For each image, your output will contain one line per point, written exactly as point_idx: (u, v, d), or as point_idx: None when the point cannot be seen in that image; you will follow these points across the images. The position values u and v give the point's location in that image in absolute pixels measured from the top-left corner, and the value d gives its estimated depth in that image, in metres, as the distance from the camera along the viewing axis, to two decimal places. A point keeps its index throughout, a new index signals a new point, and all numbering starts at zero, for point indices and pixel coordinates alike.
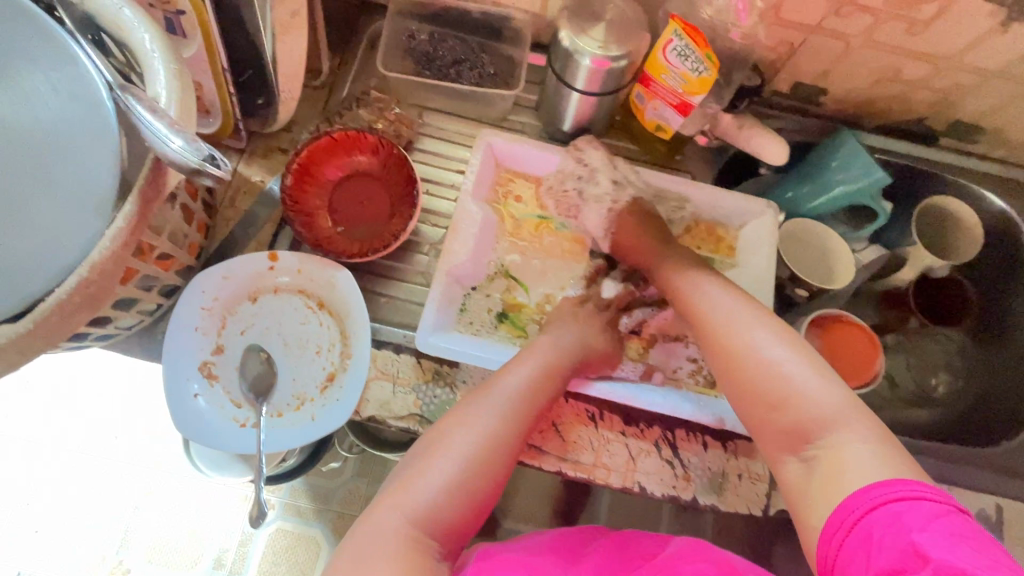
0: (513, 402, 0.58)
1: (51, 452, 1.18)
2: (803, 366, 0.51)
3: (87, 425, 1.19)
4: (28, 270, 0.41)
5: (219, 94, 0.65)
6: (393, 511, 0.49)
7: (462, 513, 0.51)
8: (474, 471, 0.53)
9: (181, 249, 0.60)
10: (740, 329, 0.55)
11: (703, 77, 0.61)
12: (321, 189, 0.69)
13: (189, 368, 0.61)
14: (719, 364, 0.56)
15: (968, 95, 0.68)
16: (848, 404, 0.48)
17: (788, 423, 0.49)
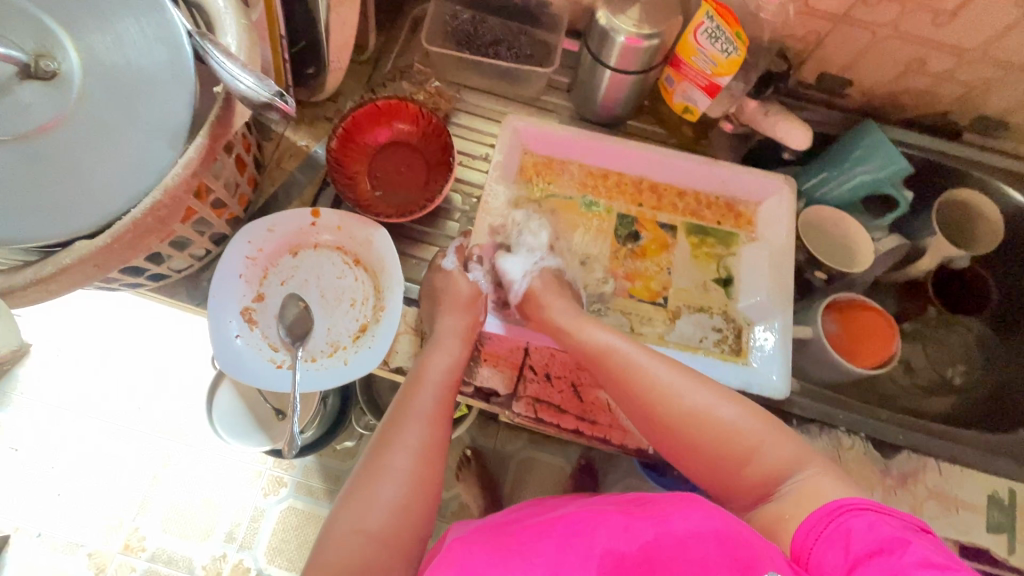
0: (442, 387, 0.62)
1: (77, 420, 1.23)
2: (748, 421, 0.55)
3: (112, 395, 1.24)
4: (106, 190, 0.45)
5: (275, 60, 0.69)
6: (365, 516, 0.53)
7: (425, 500, 0.56)
8: (424, 458, 0.58)
9: (233, 198, 0.63)
10: (681, 399, 0.57)
11: (732, 58, 0.64)
12: (364, 154, 0.73)
13: (232, 311, 0.65)
14: (671, 443, 0.57)
15: (992, 89, 0.70)
16: (788, 442, 0.54)
17: (755, 475, 0.54)
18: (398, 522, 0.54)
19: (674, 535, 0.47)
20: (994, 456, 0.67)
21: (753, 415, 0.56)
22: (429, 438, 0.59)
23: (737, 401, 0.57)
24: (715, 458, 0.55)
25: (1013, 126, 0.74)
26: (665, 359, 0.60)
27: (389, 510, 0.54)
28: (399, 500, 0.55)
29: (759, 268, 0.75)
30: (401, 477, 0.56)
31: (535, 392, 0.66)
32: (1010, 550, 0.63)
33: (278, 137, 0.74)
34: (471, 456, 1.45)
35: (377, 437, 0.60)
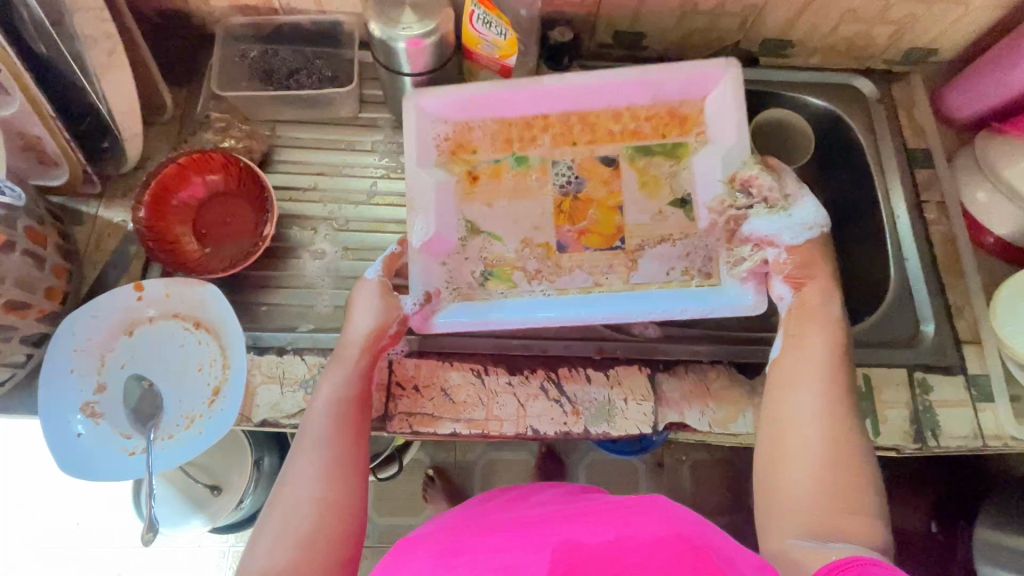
0: (342, 394, 0.60)
1: (15, 552, 1.17)
2: (838, 472, 0.52)
3: (45, 519, 1.18)
4: None
5: (59, 145, 0.66)
6: (267, 554, 0.50)
7: (342, 522, 0.53)
8: (334, 480, 0.54)
9: (37, 295, 0.60)
10: (801, 400, 0.56)
11: (508, 39, 0.66)
12: (182, 215, 0.71)
13: (70, 411, 0.62)
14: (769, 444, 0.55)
15: (762, 13, 0.74)
16: (851, 513, 0.49)
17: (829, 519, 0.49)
18: (306, 556, 0.50)
19: (639, 540, 0.50)
20: None
21: (843, 459, 0.52)
22: (339, 459, 0.56)
23: (851, 449, 0.53)
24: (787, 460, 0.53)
25: (797, 41, 0.79)
26: (831, 375, 0.57)
27: (298, 545, 0.50)
28: (306, 530, 0.51)
29: (713, 169, 0.72)
30: (308, 508, 0.52)
31: (407, 408, 0.66)
32: (877, 433, 0.66)
33: (91, 219, 0.71)
34: (434, 475, 1.42)
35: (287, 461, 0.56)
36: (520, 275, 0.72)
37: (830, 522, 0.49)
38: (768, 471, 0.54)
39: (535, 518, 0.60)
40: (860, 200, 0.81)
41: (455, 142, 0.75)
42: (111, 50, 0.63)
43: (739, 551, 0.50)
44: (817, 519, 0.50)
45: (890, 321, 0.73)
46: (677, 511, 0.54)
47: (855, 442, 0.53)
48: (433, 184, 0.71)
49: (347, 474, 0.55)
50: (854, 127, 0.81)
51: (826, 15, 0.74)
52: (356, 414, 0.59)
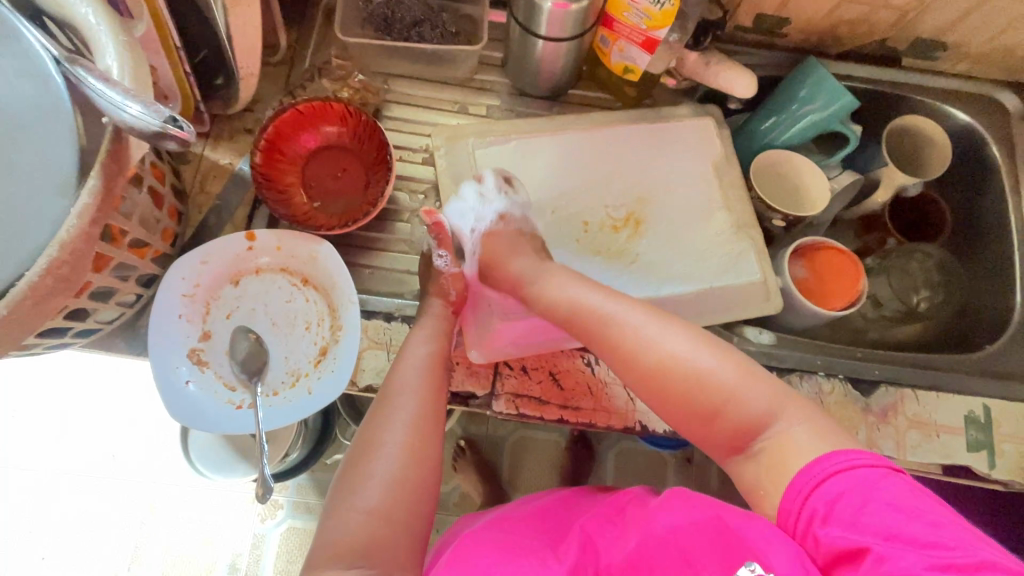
0: (428, 359, 0.59)
1: (56, 474, 1.20)
2: (732, 372, 0.52)
3: (89, 445, 1.20)
4: (11, 240, 0.40)
5: (176, 76, 0.62)
6: (361, 495, 0.51)
7: (425, 480, 0.53)
8: (421, 432, 0.55)
9: (154, 235, 0.58)
10: (653, 347, 0.54)
11: (665, 10, 0.61)
12: (293, 165, 0.68)
13: (177, 356, 0.60)
14: (616, 362, 0.56)
15: (927, 10, 0.69)
16: (734, 401, 0.50)
17: (730, 427, 0.50)
18: (397, 498, 0.51)
19: (656, 535, 0.47)
20: (966, 376, 0.68)
21: (732, 359, 0.53)
22: (420, 415, 0.56)
23: (723, 352, 0.53)
24: (682, 391, 0.52)
25: (951, 44, 0.74)
26: (656, 311, 0.57)
27: (388, 487, 0.52)
28: (396, 475, 0.52)
29: (733, 249, 0.71)
30: (396, 459, 0.53)
31: (514, 389, 0.64)
32: (992, 466, 0.64)
33: (197, 158, 0.68)
34: (465, 447, 1.42)
35: (369, 418, 0.57)
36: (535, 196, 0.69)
37: (737, 430, 0.50)
38: (684, 419, 0.53)
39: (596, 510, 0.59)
40: (984, 221, 0.77)
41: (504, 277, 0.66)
42: None
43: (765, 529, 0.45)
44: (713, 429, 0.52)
45: (1011, 352, 0.70)
46: (696, 496, 0.50)
47: (726, 344, 0.54)
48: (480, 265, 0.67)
49: (427, 432, 0.56)
50: (993, 144, 0.76)
51: (993, 19, 0.69)
52: (442, 375, 0.59)
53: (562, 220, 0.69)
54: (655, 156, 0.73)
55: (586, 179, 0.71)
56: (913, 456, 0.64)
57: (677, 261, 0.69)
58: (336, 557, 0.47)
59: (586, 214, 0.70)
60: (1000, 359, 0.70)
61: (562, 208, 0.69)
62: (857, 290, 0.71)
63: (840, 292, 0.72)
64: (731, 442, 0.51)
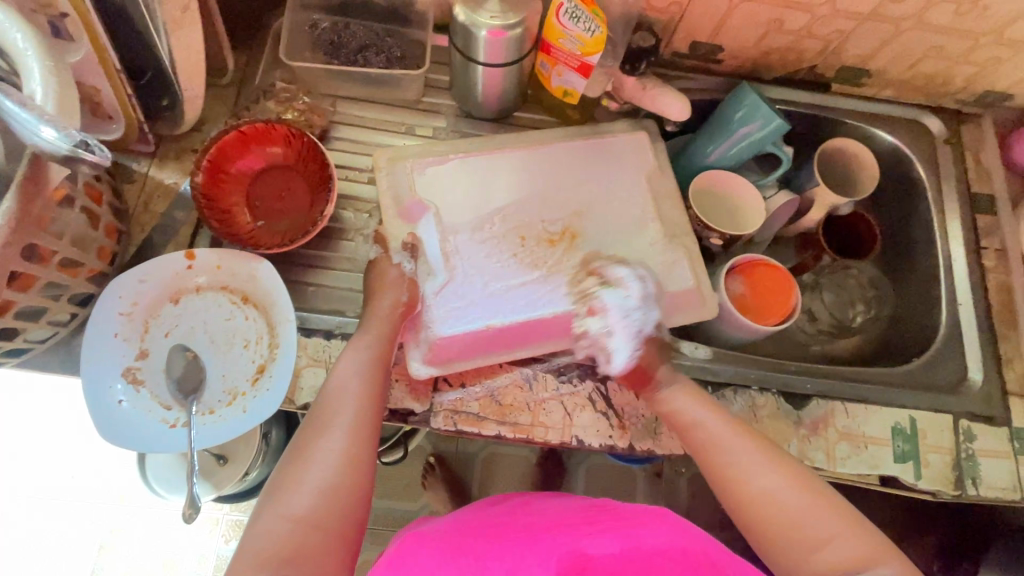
0: (367, 364, 0.60)
1: (9, 497, 1.17)
2: (831, 513, 0.51)
3: (43, 467, 1.18)
4: None
5: (118, 98, 0.63)
6: (290, 501, 0.51)
7: (357, 487, 0.53)
8: (357, 439, 0.56)
9: (89, 254, 0.58)
10: (754, 482, 0.54)
11: (595, 36, 0.63)
12: (239, 185, 0.69)
13: (111, 375, 0.60)
14: (718, 483, 0.56)
15: (848, 40, 0.73)
16: (829, 540, 0.50)
17: (826, 566, 0.49)
18: (327, 504, 0.51)
19: (642, 550, 0.51)
20: (894, 388, 0.70)
21: (824, 503, 0.52)
22: (357, 422, 0.56)
23: (825, 496, 0.52)
24: (774, 527, 0.52)
25: (875, 71, 0.78)
26: (759, 441, 0.57)
27: (319, 493, 0.52)
28: (329, 481, 0.52)
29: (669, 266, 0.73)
30: (329, 466, 0.53)
31: (453, 405, 0.64)
32: (918, 476, 0.66)
33: (141, 178, 0.69)
34: (435, 463, 1.41)
35: (304, 425, 0.57)
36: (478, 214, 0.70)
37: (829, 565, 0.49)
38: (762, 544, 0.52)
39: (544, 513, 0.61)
40: (914, 238, 0.80)
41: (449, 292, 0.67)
42: (185, 6, 0.61)
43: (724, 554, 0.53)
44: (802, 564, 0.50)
45: (937, 365, 0.72)
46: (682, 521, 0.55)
47: (819, 484, 0.54)
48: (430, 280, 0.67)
49: (362, 438, 0.56)
50: (919, 166, 0.79)
51: (910, 49, 0.73)
52: (382, 380, 0.60)
53: (499, 237, 0.70)
54: (595, 173, 0.74)
55: (525, 195, 0.72)
56: (843, 468, 0.66)
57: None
58: (258, 564, 0.47)
59: (525, 230, 0.70)
60: (927, 372, 0.72)
61: (501, 226, 0.70)
62: (790, 304, 0.73)
63: (776, 305, 0.74)
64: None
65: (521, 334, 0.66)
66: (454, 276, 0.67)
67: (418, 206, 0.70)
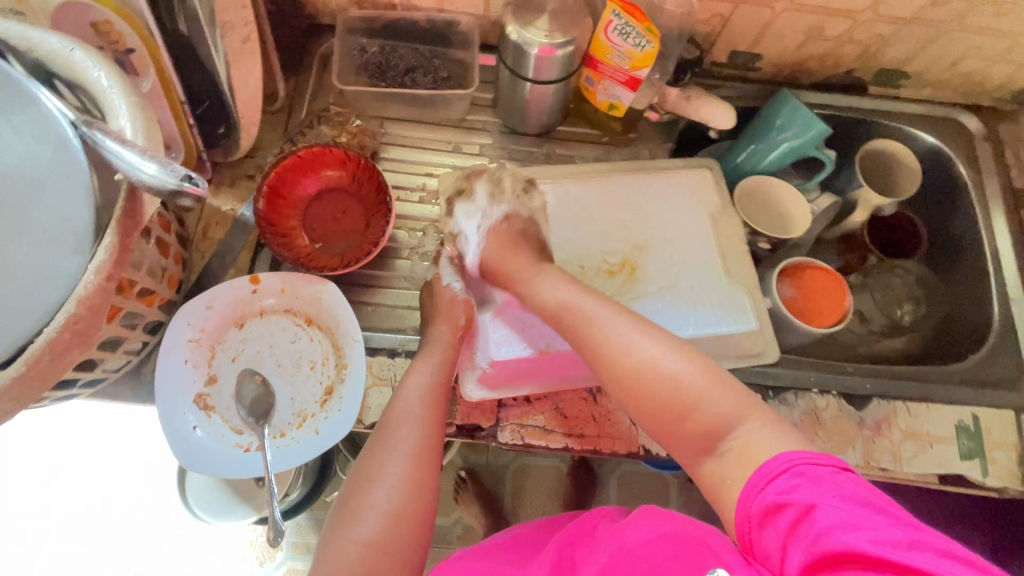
0: (430, 385, 0.59)
1: (46, 528, 1.16)
2: (698, 372, 0.54)
3: (80, 495, 1.17)
4: (31, 299, 0.41)
5: (179, 127, 0.64)
6: (360, 526, 0.50)
7: (423, 511, 0.53)
8: (421, 463, 0.55)
9: (161, 283, 0.59)
10: (641, 359, 0.55)
11: (646, 51, 0.64)
12: (295, 209, 0.70)
13: (184, 402, 0.60)
14: (603, 372, 0.58)
15: (888, 44, 0.74)
16: (688, 392, 0.53)
17: (703, 422, 0.52)
18: (392, 532, 0.51)
19: (624, 549, 0.50)
20: (953, 385, 0.70)
21: (697, 364, 0.55)
22: (422, 444, 0.56)
23: (695, 356, 0.55)
24: (644, 389, 0.54)
25: (913, 73, 0.79)
26: (623, 311, 0.60)
27: (386, 518, 0.51)
28: (395, 506, 0.52)
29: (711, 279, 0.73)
30: (395, 490, 0.53)
31: (518, 419, 0.64)
32: (985, 473, 0.66)
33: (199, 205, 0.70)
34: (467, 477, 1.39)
35: (368, 448, 0.56)
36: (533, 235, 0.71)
37: (711, 436, 0.51)
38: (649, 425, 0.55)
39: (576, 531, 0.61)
40: (959, 235, 0.81)
41: (503, 314, 0.67)
42: (246, 37, 0.62)
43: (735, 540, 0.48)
44: (691, 435, 0.53)
45: (993, 361, 0.73)
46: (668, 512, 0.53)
47: (731, 378, 0.54)
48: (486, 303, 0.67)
49: (427, 460, 0.55)
50: (960, 164, 0.80)
51: (949, 50, 0.74)
52: (443, 401, 0.59)
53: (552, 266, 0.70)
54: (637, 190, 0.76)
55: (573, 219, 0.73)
56: (910, 468, 0.66)
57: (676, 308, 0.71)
58: None
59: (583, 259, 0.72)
60: (985, 368, 0.72)
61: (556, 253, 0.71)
62: (846, 311, 0.73)
63: (827, 308, 0.74)
64: (698, 442, 0.52)
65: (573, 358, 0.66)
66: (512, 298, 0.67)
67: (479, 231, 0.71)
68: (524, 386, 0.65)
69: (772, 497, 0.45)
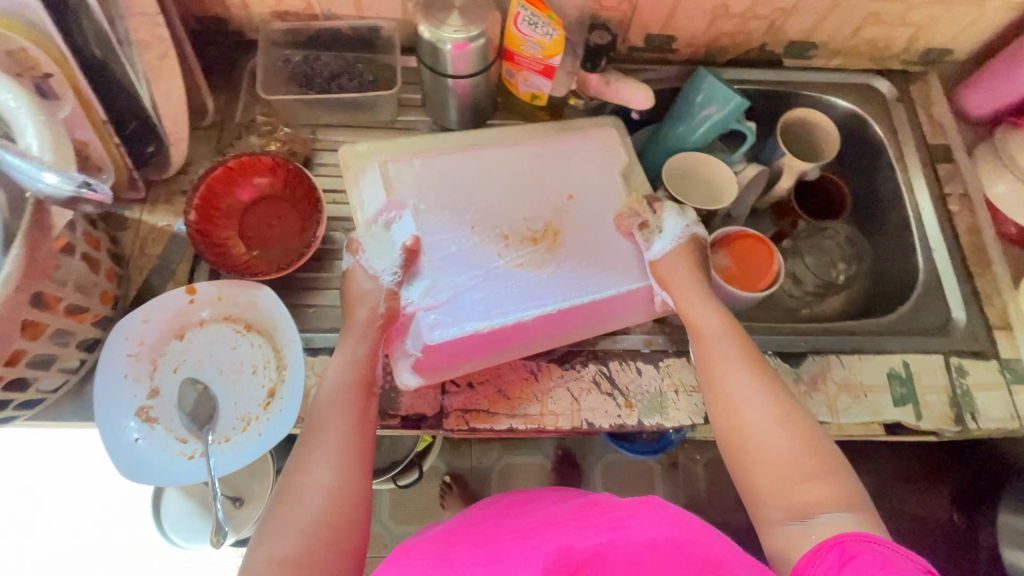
0: (349, 386, 0.59)
1: (21, 573, 1.14)
2: (800, 444, 0.52)
3: (55, 535, 1.16)
4: None
5: (106, 148, 0.65)
6: (280, 538, 0.49)
7: (348, 517, 0.51)
8: (343, 466, 0.54)
9: (93, 299, 0.60)
10: (749, 409, 0.55)
11: (554, 39, 0.67)
12: (229, 219, 0.71)
13: (125, 415, 0.61)
14: (716, 398, 0.58)
15: (791, 16, 0.77)
16: (795, 481, 0.50)
17: (797, 500, 0.50)
18: (316, 543, 0.49)
19: (629, 542, 0.45)
20: (882, 335, 0.73)
21: (804, 438, 0.53)
22: (344, 447, 0.55)
23: (809, 429, 0.53)
24: (756, 457, 0.53)
25: (821, 43, 0.82)
26: (766, 376, 0.57)
27: (309, 527, 0.50)
28: (318, 513, 0.50)
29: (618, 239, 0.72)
30: (318, 495, 0.51)
31: (462, 404, 0.66)
32: (919, 416, 0.68)
33: (134, 224, 0.71)
34: (451, 482, 1.37)
35: (292, 456, 0.55)
36: (450, 211, 0.71)
37: (800, 497, 0.50)
38: (733, 454, 0.55)
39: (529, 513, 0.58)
40: (884, 194, 0.84)
41: (428, 295, 0.65)
42: (163, 55, 0.64)
43: (725, 545, 0.46)
44: (782, 484, 0.51)
45: (921, 309, 0.75)
46: (676, 509, 0.48)
47: (831, 450, 0.52)
48: (410, 286, 0.66)
49: (351, 460, 0.54)
50: (876, 126, 0.84)
51: (850, 18, 0.78)
52: (364, 401, 0.59)
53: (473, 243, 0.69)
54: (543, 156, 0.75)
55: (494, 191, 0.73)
56: (847, 418, 0.68)
57: (597, 267, 0.70)
58: None
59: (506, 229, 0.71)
60: (914, 317, 0.75)
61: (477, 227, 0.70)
62: (771, 283, 0.75)
63: (754, 277, 0.76)
64: (792, 505, 0.50)
65: (506, 334, 0.66)
66: (436, 278, 0.66)
67: (390, 207, 0.70)
68: (459, 371, 0.66)
69: (834, 553, 0.44)
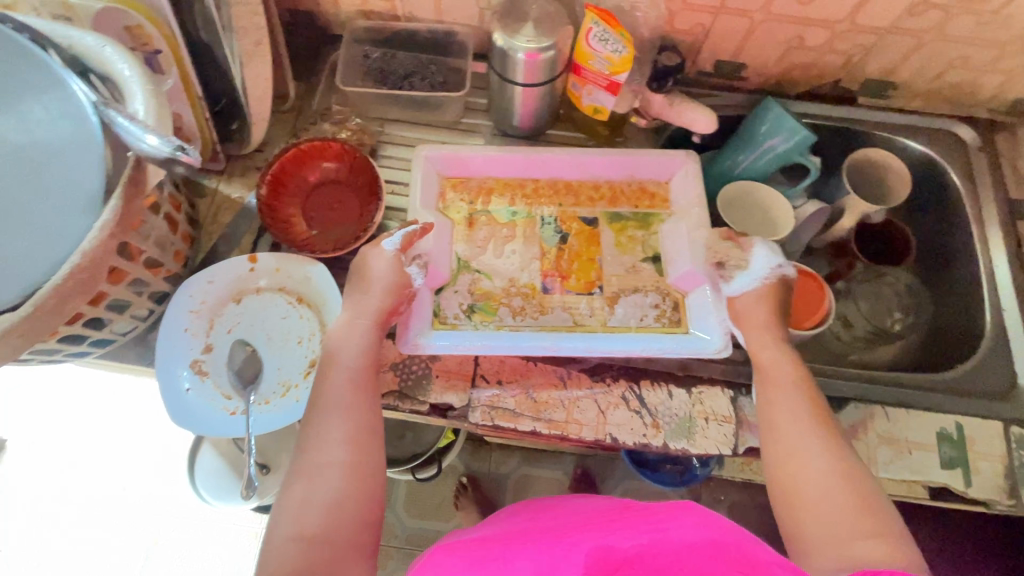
0: (356, 368, 0.59)
1: (65, 508, 1.23)
2: (853, 497, 0.50)
3: (99, 476, 1.25)
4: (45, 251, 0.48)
5: (197, 121, 0.71)
6: (303, 517, 0.49)
7: (364, 495, 0.52)
8: (357, 445, 0.54)
9: (168, 256, 0.65)
10: (807, 460, 0.53)
11: (623, 56, 0.68)
12: (294, 198, 0.75)
13: (181, 365, 0.66)
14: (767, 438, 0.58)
15: (871, 53, 0.75)
16: (846, 538, 0.48)
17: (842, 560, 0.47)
18: (340, 516, 0.50)
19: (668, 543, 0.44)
20: (936, 393, 0.69)
21: (858, 494, 0.50)
22: (352, 427, 0.55)
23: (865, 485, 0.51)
24: (806, 503, 0.51)
25: (900, 83, 0.80)
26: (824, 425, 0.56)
27: (329, 506, 0.50)
28: (335, 491, 0.51)
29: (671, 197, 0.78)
30: (335, 472, 0.52)
31: (490, 401, 0.67)
32: (968, 483, 0.64)
33: (211, 193, 0.77)
34: (468, 483, 1.36)
35: (299, 439, 0.55)
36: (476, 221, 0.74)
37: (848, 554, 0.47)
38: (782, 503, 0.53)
39: (559, 519, 0.58)
40: (954, 245, 0.80)
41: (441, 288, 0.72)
42: (258, 41, 0.68)
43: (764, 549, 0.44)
44: (832, 536, 0.49)
45: (982, 371, 0.71)
46: (713, 514, 0.47)
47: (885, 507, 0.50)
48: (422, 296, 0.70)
49: (365, 441, 0.55)
50: (952, 172, 0.80)
51: (934, 60, 0.75)
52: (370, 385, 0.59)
53: (484, 270, 0.73)
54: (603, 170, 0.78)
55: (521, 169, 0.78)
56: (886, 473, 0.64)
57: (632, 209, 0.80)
58: None
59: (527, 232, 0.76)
60: (974, 378, 0.70)
61: (499, 227, 0.76)
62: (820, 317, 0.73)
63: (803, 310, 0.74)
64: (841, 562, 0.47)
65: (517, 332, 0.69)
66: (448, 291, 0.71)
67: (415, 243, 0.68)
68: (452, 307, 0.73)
69: None
